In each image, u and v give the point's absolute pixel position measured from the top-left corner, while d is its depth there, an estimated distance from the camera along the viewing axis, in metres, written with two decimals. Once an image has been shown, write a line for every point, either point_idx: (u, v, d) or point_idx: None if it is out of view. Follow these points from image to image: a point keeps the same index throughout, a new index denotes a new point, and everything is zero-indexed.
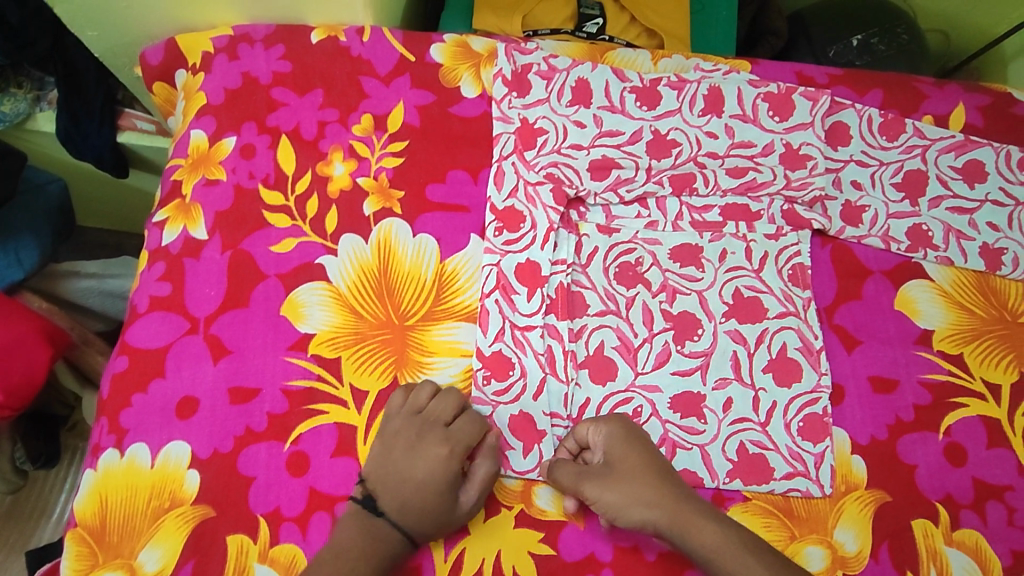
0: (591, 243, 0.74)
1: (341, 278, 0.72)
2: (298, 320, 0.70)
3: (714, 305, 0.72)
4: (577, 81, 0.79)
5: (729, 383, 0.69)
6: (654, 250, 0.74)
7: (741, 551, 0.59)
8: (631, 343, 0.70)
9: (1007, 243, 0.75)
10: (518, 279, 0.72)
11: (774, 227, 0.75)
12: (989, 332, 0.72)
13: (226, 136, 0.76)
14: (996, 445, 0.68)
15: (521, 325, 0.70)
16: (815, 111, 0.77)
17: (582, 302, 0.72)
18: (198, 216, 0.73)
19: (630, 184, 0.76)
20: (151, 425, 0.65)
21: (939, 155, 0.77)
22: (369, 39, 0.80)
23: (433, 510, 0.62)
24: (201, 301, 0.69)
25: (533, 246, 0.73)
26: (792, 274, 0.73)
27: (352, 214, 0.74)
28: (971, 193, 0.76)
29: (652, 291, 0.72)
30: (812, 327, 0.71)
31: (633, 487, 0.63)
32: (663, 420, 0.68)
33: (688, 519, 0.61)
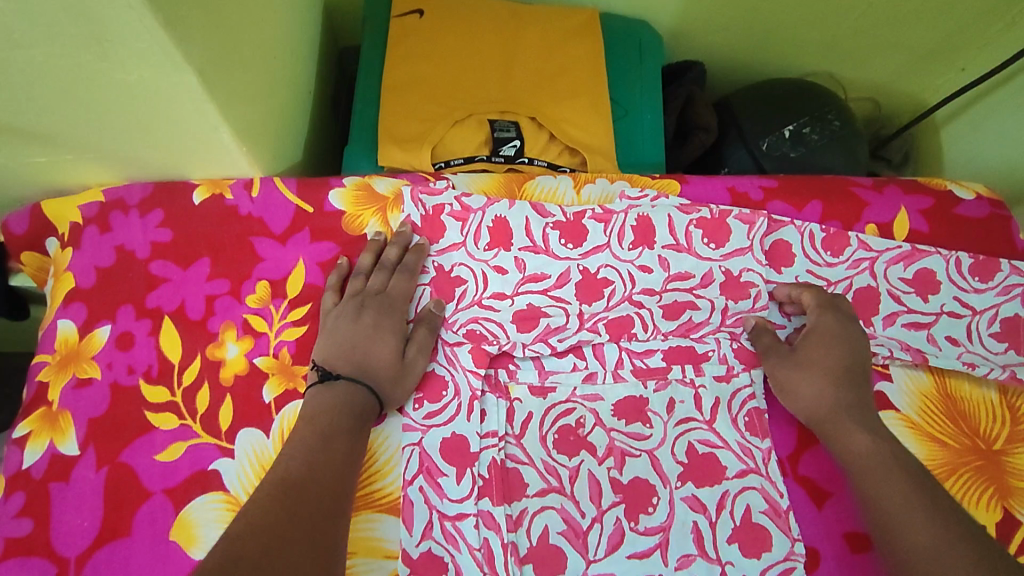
0: (523, 408, 0.66)
1: (240, 484, 0.62)
2: (190, 544, 0.59)
3: (668, 466, 0.64)
4: (494, 220, 0.71)
5: (693, 560, 0.61)
6: (596, 406, 0.67)
7: (890, 468, 0.58)
8: (579, 526, 0.62)
9: (971, 358, 0.69)
10: (446, 460, 0.63)
11: (724, 367, 0.69)
12: (966, 465, 0.65)
13: (99, 325, 0.67)
14: None
15: (451, 515, 0.61)
16: (753, 234, 0.72)
17: (520, 482, 0.63)
18: (67, 427, 0.63)
19: (561, 332, 0.69)
20: None
21: (888, 267, 0.72)
22: (259, 194, 0.72)
23: (393, 358, 0.64)
24: (71, 537, 0.59)
25: (458, 417, 0.65)
26: (749, 422, 0.66)
27: (249, 403, 0.65)
28: (925, 307, 0.71)
29: (598, 457, 0.64)
30: (776, 484, 0.64)
31: (813, 373, 0.65)
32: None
33: (845, 422, 0.62)
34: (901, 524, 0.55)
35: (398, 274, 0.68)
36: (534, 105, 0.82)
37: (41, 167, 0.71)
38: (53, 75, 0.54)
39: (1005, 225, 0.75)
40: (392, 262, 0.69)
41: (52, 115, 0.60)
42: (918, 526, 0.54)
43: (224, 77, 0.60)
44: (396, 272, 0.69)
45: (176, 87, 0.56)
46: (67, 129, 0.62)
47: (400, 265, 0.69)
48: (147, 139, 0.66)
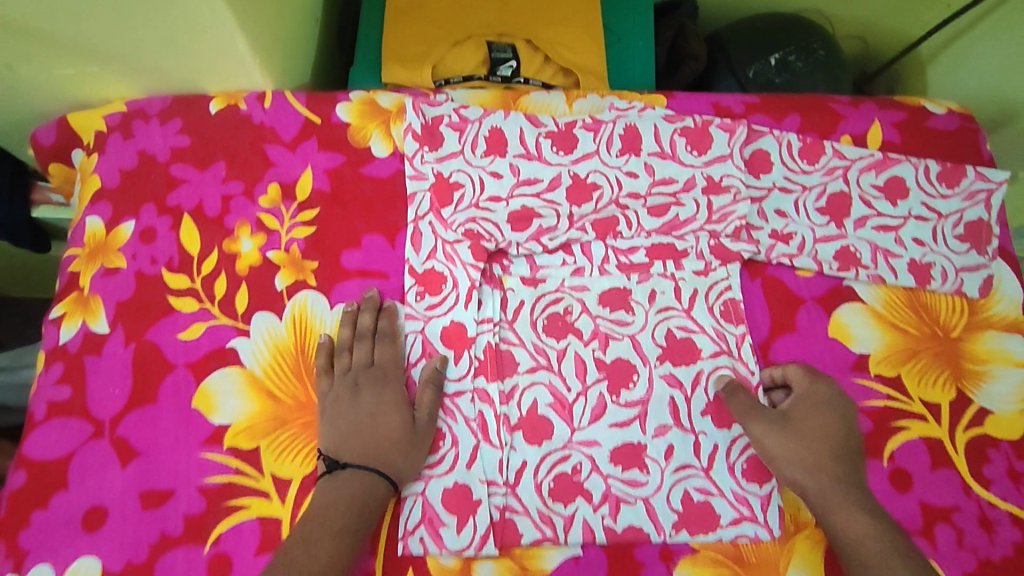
0: (516, 297, 0.72)
1: (255, 361, 0.68)
2: (211, 411, 0.66)
3: (648, 348, 0.70)
4: (490, 130, 0.76)
5: (669, 429, 0.67)
6: (583, 297, 0.72)
7: (891, 558, 0.57)
8: (565, 399, 0.68)
9: (934, 258, 0.74)
10: (444, 343, 0.69)
11: (703, 262, 0.74)
12: (924, 350, 0.71)
13: (124, 220, 0.72)
14: (941, 465, 0.67)
15: (450, 391, 0.67)
16: (733, 142, 0.76)
17: (512, 360, 0.69)
18: (98, 309, 0.69)
19: (552, 232, 0.73)
20: (55, 542, 0.61)
21: (860, 175, 0.76)
22: (271, 104, 0.77)
23: (401, 428, 0.62)
24: (105, 402, 0.65)
25: (457, 307, 0.69)
26: (725, 310, 0.72)
27: (263, 291, 0.70)
28: (894, 211, 0.75)
29: (584, 340, 0.70)
30: (747, 365, 0.70)
31: (807, 443, 0.63)
32: (604, 475, 0.65)
33: (841, 501, 0.60)
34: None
35: (380, 342, 0.68)
36: (529, 28, 0.86)
37: (67, 79, 0.76)
38: None
39: (975, 136, 0.79)
40: (369, 330, 0.68)
41: (80, 21, 0.65)
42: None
43: None
44: (376, 340, 0.68)
45: None
46: (94, 34, 0.67)
47: (378, 332, 0.68)
48: (167, 49, 0.71)
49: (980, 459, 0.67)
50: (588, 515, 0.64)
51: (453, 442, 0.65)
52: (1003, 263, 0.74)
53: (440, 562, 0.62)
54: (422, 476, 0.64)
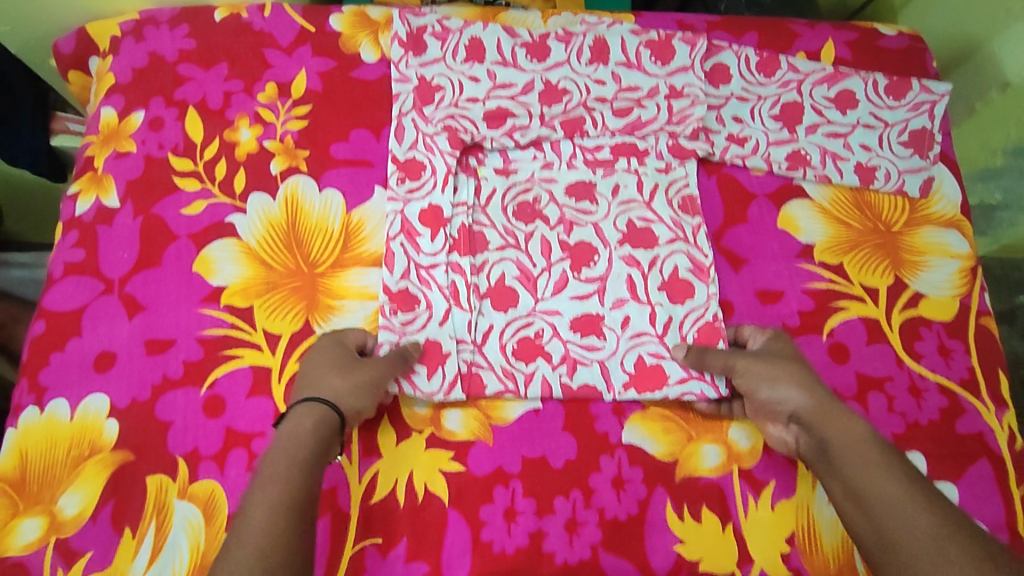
0: (489, 185, 0.78)
1: (251, 233, 0.74)
2: (209, 274, 0.72)
3: (609, 234, 0.76)
4: (470, 40, 0.81)
5: (626, 302, 0.73)
6: (550, 187, 0.79)
7: (882, 456, 0.58)
8: (531, 274, 0.74)
9: (879, 161, 0.80)
10: (422, 223, 0.74)
11: (663, 162, 0.80)
12: (867, 243, 0.77)
13: (134, 111, 0.79)
14: (876, 340, 0.72)
15: (426, 264, 0.73)
16: (694, 54, 0.81)
17: (482, 240, 0.76)
18: (110, 186, 0.75)
19: (524, 129, 0.79)
20: (69, 380, 0.68)
21: (813, 88, 0.82)
22: (271, 14, 0.84)
23: (334, 362, 0.64)
24: (115, 264, 0.72)
25: (434, 192, 0.75)
26: (682, 204, 0.78)
27: (260, 173, 0.77)
28: (843, 119, 0.81)
29: (550, 225, 0.77)
30: (701, 247, 0.75)
31: (791, 368, 0.65)
32: (563, 340, 0.72)
33: (832, 410, 0.62)
34: (896, 499, 0.55)
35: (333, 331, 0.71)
36: None
37: None
38: None
39: (921, 55, 0.86)
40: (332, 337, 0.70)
41: None
42: (914, 504, 0.54)
43: None
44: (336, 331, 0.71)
45: None
46: None
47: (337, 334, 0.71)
48: None
49: (913, 336, 0.73)
50: (546, 373, 0.70)
51: (427, 306, 0.71)
52: (943, 167, 0.81)
53: (413, 409, 0.68)
54: (396, 331, 0.69)
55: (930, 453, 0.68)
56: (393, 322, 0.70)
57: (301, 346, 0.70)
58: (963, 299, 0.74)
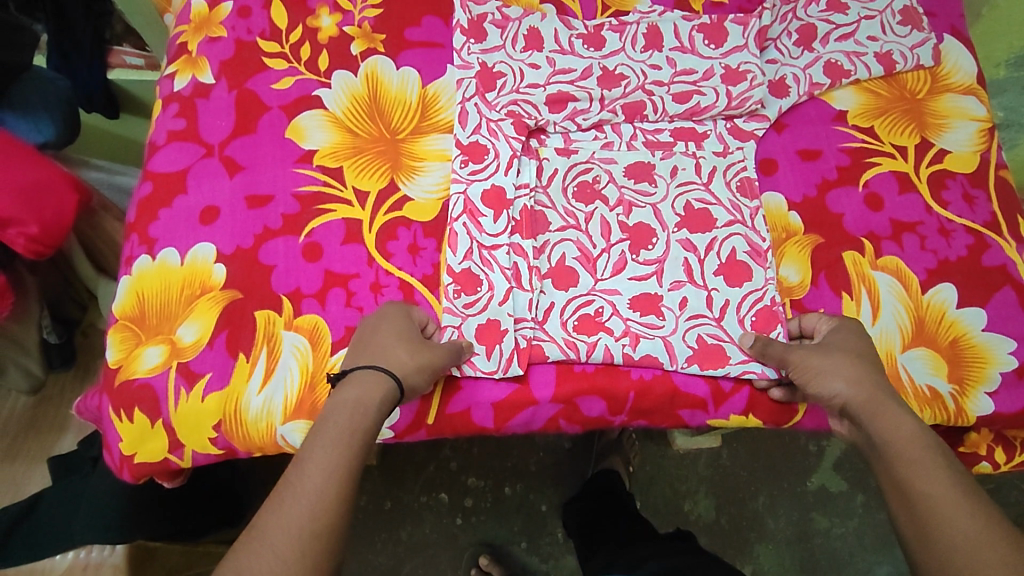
0: (551, 166, 0.79)
1: (337, 105, 0.81)
2: (302, 140, 0.79)
3: (668, 216, 0.77)
4: (528, 30, 0.85)
5: (683, 285, 0.74)
6: (610, 168, 0.79)
7: (934, 454, 0.57)
8: (590, 254, 0.75)
9: (890, 46, 0.86)
10: (484, 203, 0.76)
11: (722, 145, 0.80)
12: (894, 108, 0.84)
13: (224, 1, 0.86)
14: (907, 191, 0.80)
15: (488, 245, 0.74)
16: (747, 33, 0.84)
17: (544, 220, 0.76)
18: (205, 66, 0.82)
19: (585, 114, 0.81)
20: (178, 232, 0.74)
21: (807, 9, 0.88)
22: None
23: (408, 340, 0.65)
24: (214, 131, 0.79)
25: (498, 173, 0.77)
26: (741, 186, 0.78)
27: (341, 55, 0.84)
28: (846, 19, 0.87)
29: (609, 205, 0.77)
30: (758, 234, 0.75)
31: (844, 361, 0.64)
32: (618, 185, 0.78)
33: (882, 404, 0.61)
34: (945, 502, 0.53)
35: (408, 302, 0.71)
36: None
37: None
38: None
39: None
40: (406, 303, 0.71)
41: None
42: (965, 510, 0.52)
43: None
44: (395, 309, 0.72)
45: None
46: None
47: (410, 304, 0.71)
48: None
49: (940, 186, 0.80)
50: (605, 214, 0.77)
51: (495, 156, 0.78)
52: (952, 39, 0.88)
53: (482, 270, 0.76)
54: (459, 314, 0.71)
55: (961, 283, 0.75)
56: (461, 174, 0.77)
57: (388, 200, 0.77)
58: (983, 155, 0.82)
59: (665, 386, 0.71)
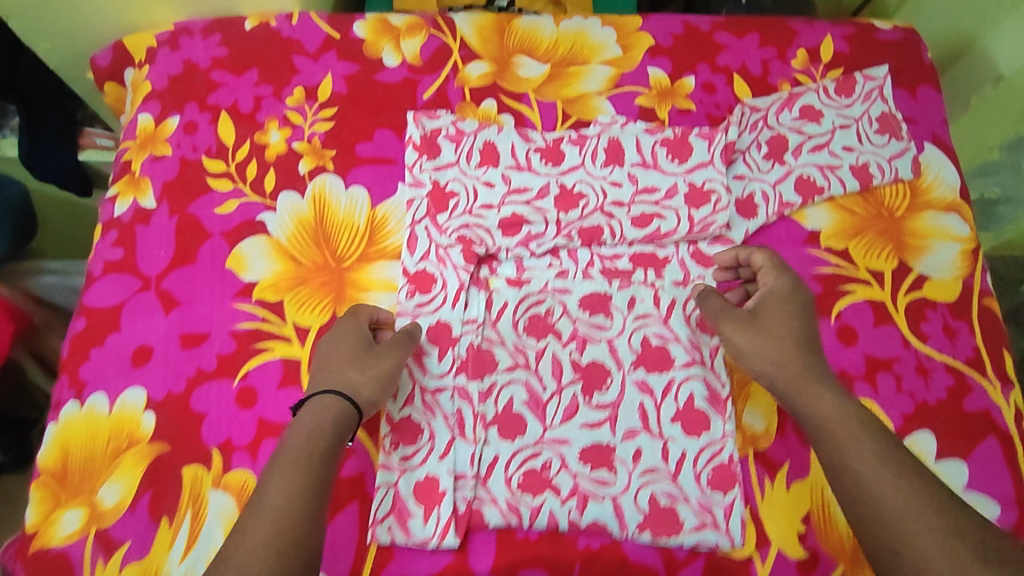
0: (501, 297, 0.75)
1: (281, 231, 0.78)
2: (242, 271, 0.76)
3: (623, 353, 0.73)
4: (484, 143, 0.82)
5: (638, 434, 0.69)
6: (564, 299, 0.75)
7: (856, 427, 0.61)
8: (540, 398, 0.71)
9: (866, 158, 0.82)
10: (430, 341, 0.72)
11: (683, 273, 0.76)
12: (871, 228, 0.79)
13: (170, 116, 0.83)
14: (883, 323, 0.75)
15: (431, 388, 0.71)
16: (713, 148, 0.79)
17: (492, 359, 0.72)
18: (147, 188, 0.80)
19: (540, 238, 0.77)
20: (109, 375, 0.72)
21: (779, 115, 0.83)
22: (298, 23, 0.88)
23: (357, 347, 0.67)
24: (152, 261, 0.76)
25: (444, 307, 0.74)
26: (700, 321, 0.74)
27: (288, 174, 0.81)
28: (820, 128, 0.83)
29: (562, 341, 0.73)
30: (718, 376, 0.72)
31: (773, 339, 0.66)
32: (572, 318, 0.74)
33: (808, 383, 0.64)
34: (869, 478, 0.58)
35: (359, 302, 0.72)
36: None
37: None
38: None
39: (917, 47, 0.87)
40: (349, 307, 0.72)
41: None
42: (889, 479, 0.57)
43: None
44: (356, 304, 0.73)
45: None
46: None
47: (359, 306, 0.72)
48: None
49: (919, 317, 0.75)
50: (557, 350, 0.73)
51: (442, 286, 0.74)
52: (934, 148, 0.83)
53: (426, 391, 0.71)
54: (395, 469, 0.67)
55: (940, 431, 0.70)
56: (407, 306, 0.74)
57: None
58: (966, 281, 0.77)
59: (614, 554, 0.66)
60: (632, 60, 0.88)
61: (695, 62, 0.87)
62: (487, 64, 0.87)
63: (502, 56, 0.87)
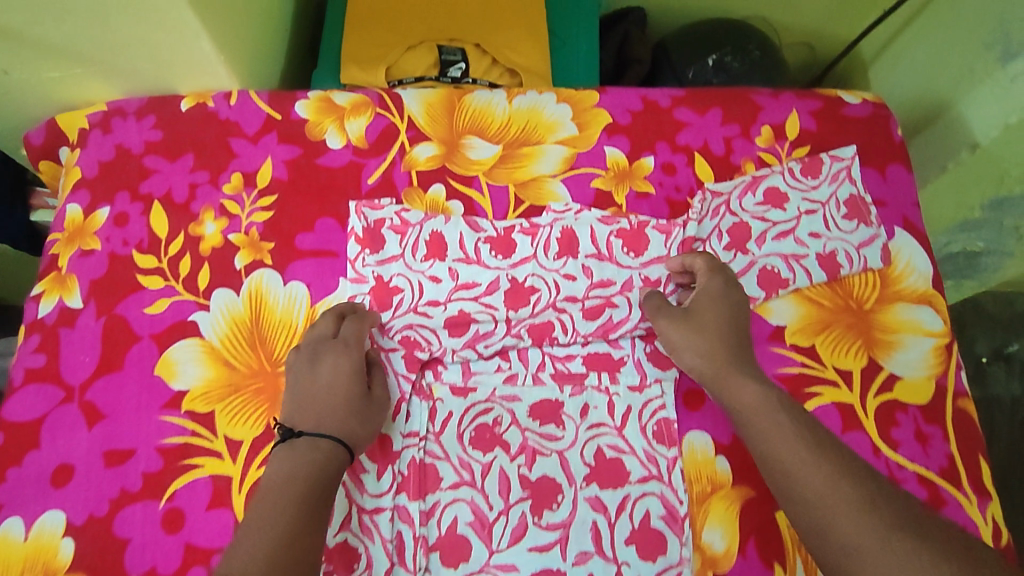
0: (445, 408, 0.71)
1: (214, 332, 0.74)
2: (171, 378, 0.72)
3: (576, 467, 0.68)
4: (431, 234, 0.78)
5: (591, 557, 0.65)
6: (513, 407, 0.71)
7: (777, 415, 0.61)
8: (486, 519, 0.66)
9: (834, 245, 0.78)
10: (369, 456, 0.68)
11: (639, 377, 0.72)
12: (839, 322, 0.75)
13: (100, 207, 0.79)
14: (852, 429, 0.70)
15: (369, 508, 0.66)
16: (669, 244, 0.76)
17: (435, 476, 0.68)
18: (73, 286, 0.75)
19: (488, 338, 0.73)
20: (25, 497, 0.67)
21: (742, 200, 0.80)
22: (236, 102, 0.83)
23: (357, 394, 0.66)
24: (76, 369, 0.72)
25: (384, 417, 0.70)
26: (657, 431, 0.70)
27: (224, 269, 0.77)
28: (785, 215, 0.79)
29: (510, 454, 0.68)
30: (676, 492, 0.68)
31: (701, 331, 0.67)
32: (522, 428, 0.69)
33: (731, 375, 0.64)
34: (793, 464, 0.57)
35: (351, 320, 0.70)
36: (478, 33, 0.93)
37: (55, 79, 0.82)
38: None
39: (886, 122, 0.83)
40: (331, 330, 0.69)
41: (62, 23, 0.71)
42: (810, 463, 0.57)
43: None
44: (346, 318, 0.71)
45: None
46: (74, 37, 0.73)
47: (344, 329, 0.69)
48: (140, 51, 0.77)
49: (890, 422, 0.71)
50: (504, 464, 0.68)
51: None
52: (907, 235, 0.79)
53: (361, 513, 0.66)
54: None
55: None
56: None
57: (262, 452, 0.69)
58: (940, 380, 0.73)
59: None
60: (589, 139, 0.83)
61: (654, 141, 0.83)
62: (436, 145, 0.83)
63: (451, 137, 0.83)
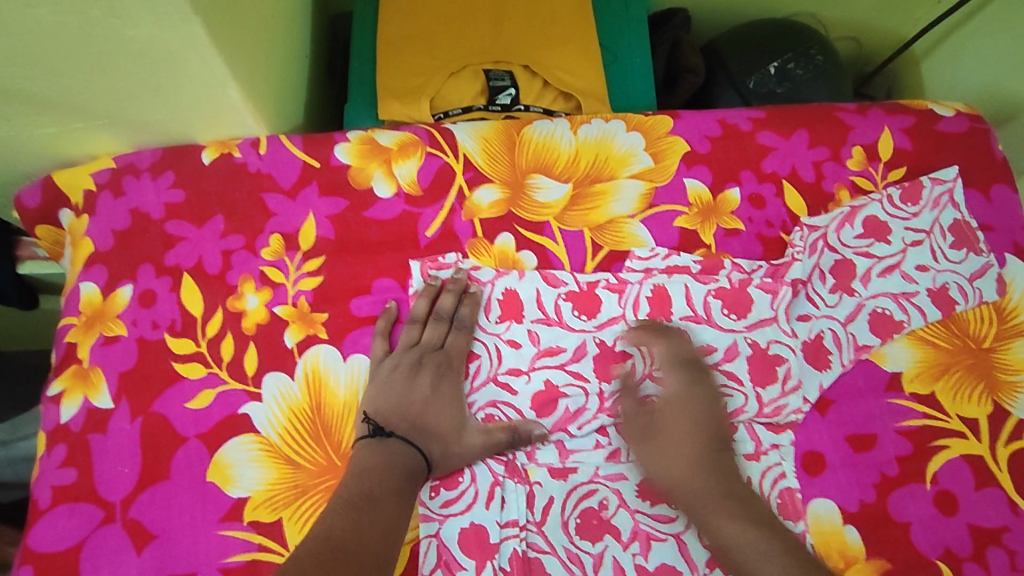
0: (544, 493, 0.63)
1: (270, 426, 0.64)
2: (228, 484, 0.62)
3: (696, 550, 0.61)
4: (505, 292, 0.70)
5: None
6: (620, 487, 0.64)
7: (753, 553, 0.57)
8: None
9: (944, 278, 0.72)
10: (464, 552, 0.60)
11: (753, 444, 0.66)
12: (958, 364, 0.69)
13: (121, 285, 0.69)
14: (985, 485, 0.65)
15: None
16: (777, 303, 0.70)
17: (543, 573, 0.60)
18: (99, 382, 0.66)
19: (580, 417, 0.66)
20: None
21: (840, 234, 0.74)
22: (267, 151, 0.73)
23: (447, 425, 0.63)
24: (113, 483, 0.62)
25: (476, 505, 0.62)
26: (782, 503, 0.64)
27: (272, 349, 0.67)
28: (889, 249, 0.73)
29: (623, 542, 0.61)
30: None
31: (661, 446, 0.64)
32: (632, 510, 0.62)
33: (709, 500, 0.61)
34: None
35: (456, 330, 0.67)
36: (527, 53, 0.83)
37: (49, 138, 0.70)
38: (60, 37, 0.54)
39: (985, 137, 0.78)
40: (448, 313, 0.68)
41: (61, 78, 0.60)
42: None
43: (230, 30, 0.60)
44: (453, 326, 0.68)
45: (184, 43, 0.56)
46: (77, 93, 0.62)
47: (457, 318, 0.68)
48: (154, 102, 0.66)
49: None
50: (617, 554, 0.61)
51: (471, 479, 0.63)
52: (1018, 263, 0.74)
53: None
54: None
55: None
56: (432, 507, 0.61)
57: None
58: None
59: None
60: (666, 171, 0.75)
61: (737, 169, 0.75)
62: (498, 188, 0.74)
63: (515, 178, 0.74)
